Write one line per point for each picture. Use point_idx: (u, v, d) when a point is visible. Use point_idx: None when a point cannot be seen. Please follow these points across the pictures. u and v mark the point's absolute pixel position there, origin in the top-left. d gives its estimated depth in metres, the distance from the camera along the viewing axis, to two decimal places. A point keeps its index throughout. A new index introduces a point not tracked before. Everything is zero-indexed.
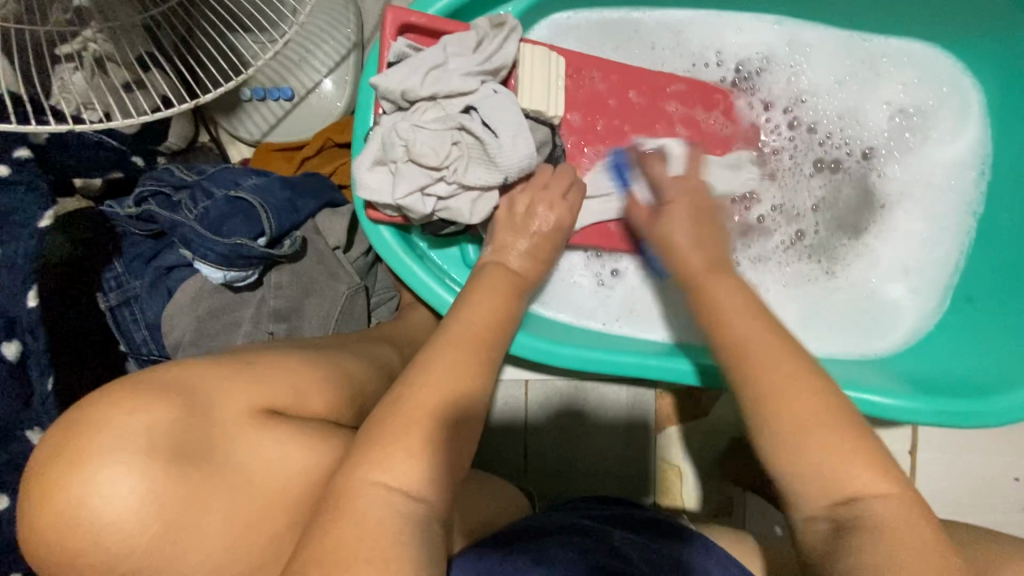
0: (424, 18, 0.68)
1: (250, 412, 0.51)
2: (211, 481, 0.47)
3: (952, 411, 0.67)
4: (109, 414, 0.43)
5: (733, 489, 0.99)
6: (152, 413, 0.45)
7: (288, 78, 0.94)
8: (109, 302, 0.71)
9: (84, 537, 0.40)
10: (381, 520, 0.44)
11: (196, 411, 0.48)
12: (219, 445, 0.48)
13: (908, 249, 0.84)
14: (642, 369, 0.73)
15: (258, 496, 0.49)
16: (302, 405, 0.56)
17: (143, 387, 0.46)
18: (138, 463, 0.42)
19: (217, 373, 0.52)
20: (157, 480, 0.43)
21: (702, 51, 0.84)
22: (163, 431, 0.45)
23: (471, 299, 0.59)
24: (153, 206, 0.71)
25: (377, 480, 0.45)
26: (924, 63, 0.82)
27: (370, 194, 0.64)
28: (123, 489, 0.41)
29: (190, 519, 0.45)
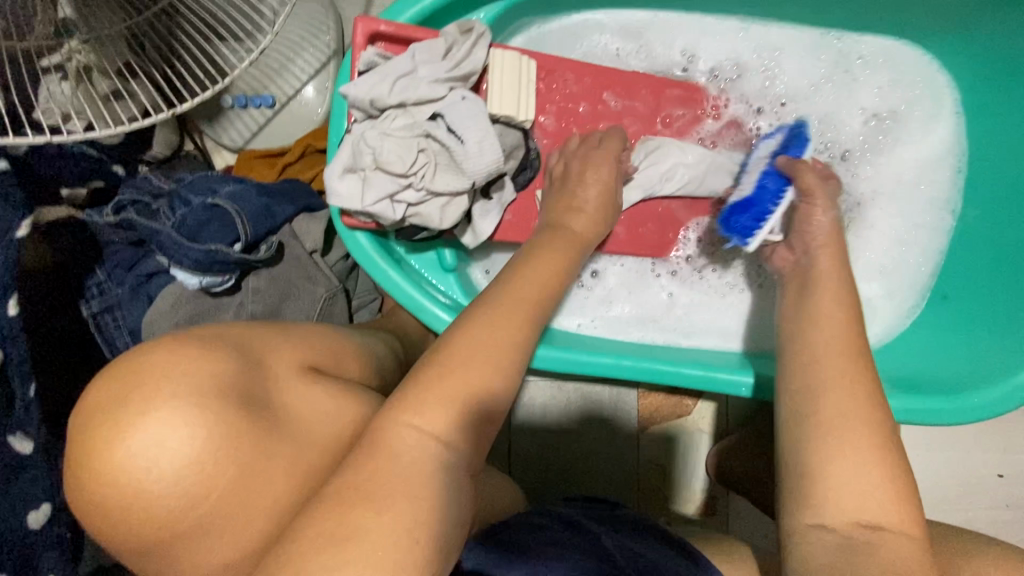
0: (393, 26, 0.69)
1: (297, 370, 0.52)
2: (272, 435, 0.47)
3: (926, 409, 0.68)
4: (163, 361, 0.44)
5: (716, 489, 1.00)
6: (209, 362, 0.45)
7: (269, 84, 0.95)
8: (91, 310, 0.75)
9: (154, 480, 0.41)
10: (414, 464, 0.44)
11: (250, 362, 0.49)
12: (278, 398, 0.49)
13: (885, 249, 0.83)
14: (620, 370, 0.74)
15: (311, 452, 0.49)
16: (339, 366, 0.59)
17: (198, 340, 0.47)
18: (206, 409, 0.43)
19: (260, 334, 0.53)
20: (223, 427, 0.44)
21: (678, 52, 0.84)
22: (226, 381, 0.46)
23: (517, 276, 0.60)
24: (130, 214, 0.72)
25: (408, 425, 0.46)
26: (898, 62, 0.83)
27: (342, 202, 0.65)
28: (189, 436, 0.42)
29: (254, 469, 0.45)
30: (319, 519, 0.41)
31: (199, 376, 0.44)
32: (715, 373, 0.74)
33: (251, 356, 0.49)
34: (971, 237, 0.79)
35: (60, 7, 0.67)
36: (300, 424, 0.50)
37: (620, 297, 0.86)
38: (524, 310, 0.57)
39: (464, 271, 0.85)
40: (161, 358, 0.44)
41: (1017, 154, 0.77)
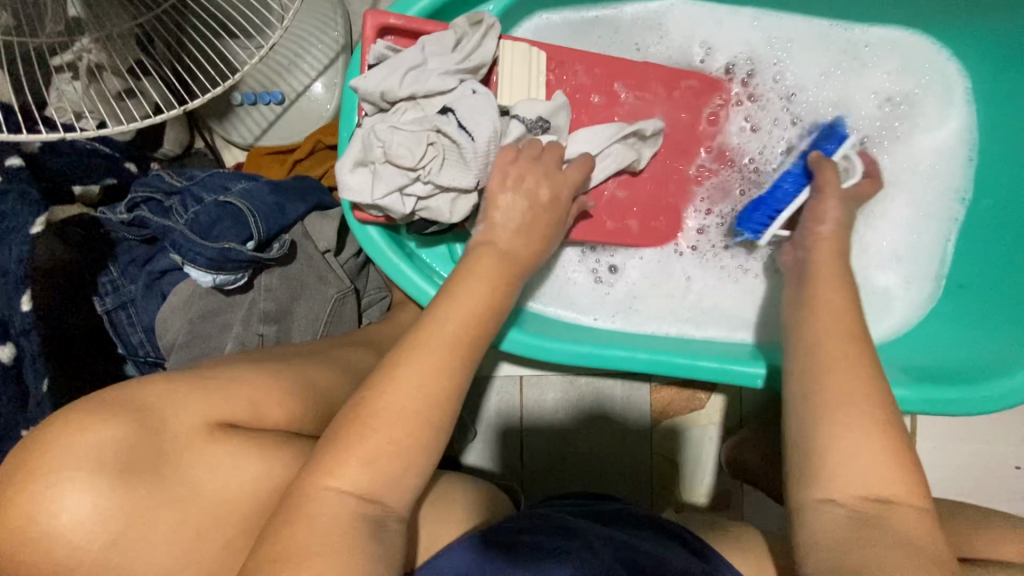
0: (402, 19, 0.69)
1: (205, 428, 0.54)
2: (162, 496, 0.50)
3: (942, 398, 0.67)
4: (67, 433, 0.48)
5: (731, 483, 0.99)
6: (109, 428, 0.49)
7: (278, 81, 0.95)
8: (105, 306, 0.73)
9: (37, 544, 0.45)
10: (332, 520, 0.47)
11: (148, 426, 0.51)
12: (177, 457, 0.52)
13: (900, 238, 0.82)
14: (634, 363, 0.73)
15: (213, 508, 0.52)
16: (260, 417, 0.59)
17: (100, 409, 0.50)
18: (81, 484, 0.46)
19: (174, 388, 0.55)
20: (102, 500, 0.47)
21: (687, 41, 0.84)
22: (112, 452, 0.48)
23: (464, 282, 0.61)
24: (144, 212, 0.73)
25: (329, 487, 0.48)
26: (913, 49, 0.81)
27: (352, 195, 0.65)
28: (72, 507, 0.46)
29: (136, 534, 0.49)
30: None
31: (97, 445, 0.48)
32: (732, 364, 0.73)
33: (151, 417, 0.52)
34: (989, 225, 0.78)
35: (69, 6, 0.68)
36: (198, 486, 0.52)
37: (638, 289, 0.85)
38: (489, 317, 0.60)
39: None
40: (64, 432, 0.48)
41: None
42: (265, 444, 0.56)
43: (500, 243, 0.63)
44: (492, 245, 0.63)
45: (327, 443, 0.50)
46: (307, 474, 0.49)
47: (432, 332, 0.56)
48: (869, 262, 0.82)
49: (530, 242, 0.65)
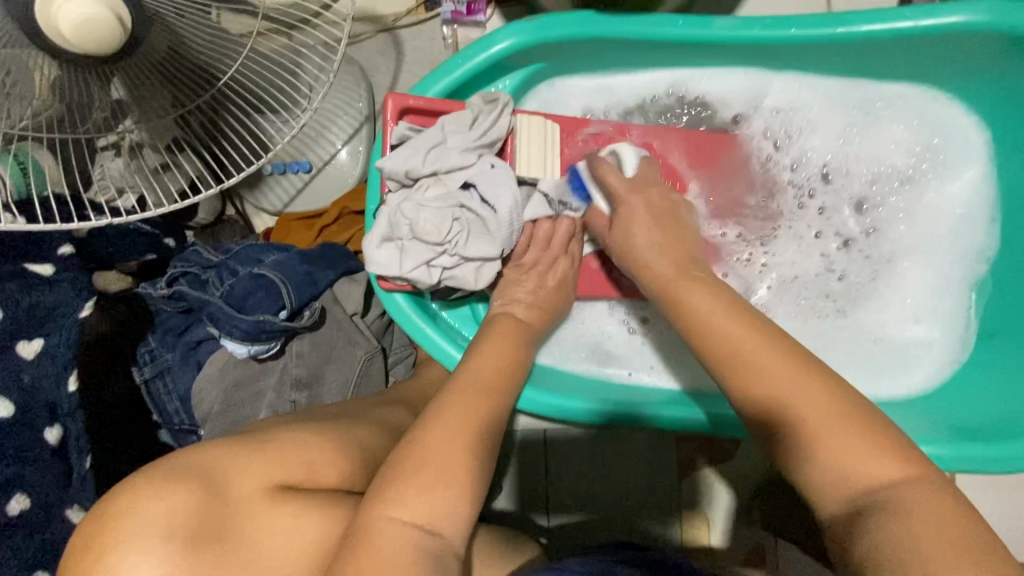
0: (421, 100, 0.72)
1: (263, 491, 0.55)
2: (221, 560, 0.52)
3: (983, 458, 0.66)
4: (131, 501, 0.51)
5: (765, 537, 0.97)
6: (175, 496, 0.51)
7: (306, 151, 1.00)
8: (144, 376, 0.76)
9: None
10: (400, 550, 0.47)
11: (210, 490, 0.53)
12: (237, 522, 0.53)
13: (924, 296, 0.83)
14: (660, 420, 0.74)
15: (268, 572, 0.53)
16: (313, 478, 0.59)
17: (168, 475, 0.53)
18: (154, 547, 0.49)
19: (229, 451, 0.56)
20: (172, 564, 0.49)
21: (694, 102, 0.86)
22: (180, 515, 0.51)
23: (482, 349, 0.66)
24: (183, 286, 0.75)
25: (394, 517, 0.49)
26: (924, 106, 0.83)
27: (379, 269, 0.67)
28: (143, 571, 0.49)
29: None
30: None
31: (164, 513, 0.50)
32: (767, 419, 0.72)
33: (216, 483, 0.54)
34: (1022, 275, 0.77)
35: (113, 89, 0.64)
36: (256, 547, 0.54)
37: (668, 344, 0.85)
38: (506, 377, 0.65)
39: None
40: (142, 493, 0.51)
41: None
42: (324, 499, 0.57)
43: (519, 311, 0.72)
44: (512, 315, 0.72)
45: (376, 488, 0.51)
46: (369, 509, 0.50)
47: (465, 383, 0.61)
48: (889, 321, 0.83)
49: (543, 318, 0.73)
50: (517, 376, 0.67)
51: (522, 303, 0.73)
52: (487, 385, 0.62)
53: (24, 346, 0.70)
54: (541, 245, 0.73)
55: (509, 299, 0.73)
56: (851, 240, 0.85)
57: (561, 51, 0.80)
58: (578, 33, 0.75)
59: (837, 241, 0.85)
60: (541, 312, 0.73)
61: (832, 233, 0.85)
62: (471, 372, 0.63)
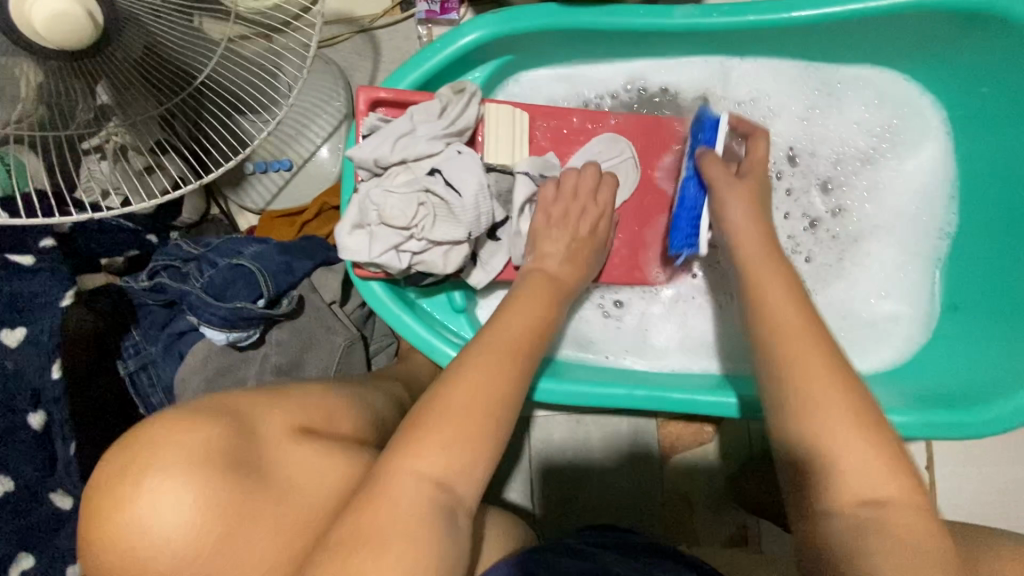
0: (391, 92, 0.75)
1: (288, 432, 0.57)
2: (257, 490, 0.52)
3: (945, 423, 0.68)
4: (164, 431, 0.50)
5: (746, 518, 1.00)
6: (205, 428, 0.51)
7: (286, 149, 1.02)
8: (128, 368, 0.77)
9: (146, 541, 0.47)
10: (415, 504, 0.48)
11: (237, 427, 0.54)
12: (268, 457, 0.54)
13: (889, 273, 0.85)
14: (664, 402, 0.76)
15: (299, 510, 0.54)
16: (330, 425, 0.62)
17: (195, 413, 0.52)
18: (190, 478, 0.49)
19: (254, 397, 0.58)
20: (210, 497, 0.49)
21: (659, 89, 0.89)
22: (214, 448, 0.51)
23: (516, 306, 0.65)
24: (164, 278, 0.78)
25: (414, 471, 0.49)
26: (882, 87, 0.85)
27: (351, 255, 0.69)
28: (179, 504, 0.48)
29: (239, 530, 0.50)
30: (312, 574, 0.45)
31: (198, 443, 0.50)
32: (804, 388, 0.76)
33: (244, 422, 0.54)
34: (992, 248, 0.79)
35: (98, 93, 0.66)
36: (288, 484, 0.54)
37: (649, 324, 0.89)
38: (536, 339, 0.64)
39: (475, 311, 0.88)
40: (169, 428, 0.51)
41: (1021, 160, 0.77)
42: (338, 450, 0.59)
43: (551, 266, 0.71)
44: (544, 270, 0.71)
45: (397, 443, 0.51)
46: (390, 458, 0.50)
47: (500, 338, 0.61)
48: (858, 298, 0.85)
49: (577, 274, 0.73)
50: (547, 337, 0.66)
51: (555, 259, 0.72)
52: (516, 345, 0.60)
53: (9, 333, 0.72)
54: (569, 195, 0.75)
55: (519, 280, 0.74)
56: (816, 219, 0.87)
57: (527, 44, 0.82)
58: (542, 24, 0.78)
59: (804, 222, 0.87)
60: (574, 267, 0.73)
61: (799, 213, 0.87)
62: (498, 330, 0.62)
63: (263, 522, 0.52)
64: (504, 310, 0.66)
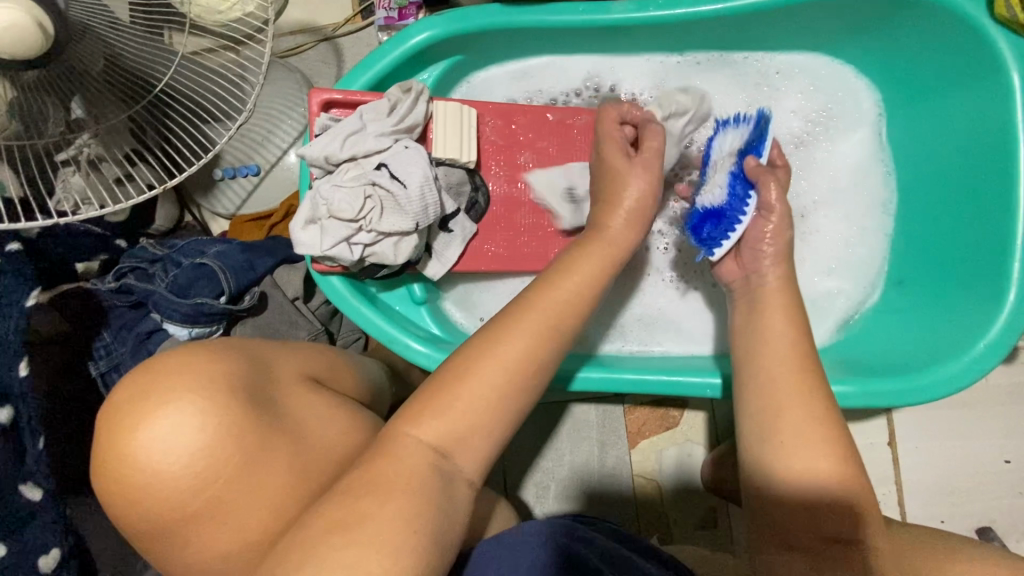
0: (342, 93, 0.78)
1: (298, 379, 0.63)
2: (267, 425, 0.55)
3: (883, 392, 0.71)
4: (189, 360, 0.55)
5: (716, 501, 1.04)
6: (227, 360, 0.57)
7: (253, 155, 1.05)
8: (99, 369, 0.80)
9: (158, 462, 0.50)
10: (413, 467, 0.51)
11: (249, 368, 0.58)
12: (277, 399, 0.58)
13: (836, 250, 0.87)
14: (648, 388, 0.79)
15: (302, 449, 0.57)
16: (332, 382, 0.68)
17: (209, 351, 0.57)
18: (201, 406, 0.52)
19: (270, 346, 0.64)
20: (221, 423, 0.52)
21: (607, 83, 0.92)
22: (229, 380, 0.55)
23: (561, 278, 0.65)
24: (130, 279, 0.81)
25: (415, 435, 0.53)
26: (821, 72, 0.88)
27: (306, 250, 0.72)
28: (191, 426, 0.51)
29: (249, 459, 0.53)
30: (330, 508, 0.48)
31: (209, 374, 0.54)
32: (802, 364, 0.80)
33: (255, 360, 0.60)
34: (933, 225, 0.81)
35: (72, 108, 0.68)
36: (293, 425, 0.58)
37: (606, 313, 0.92)
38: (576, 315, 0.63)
39: (435, 303, 0.91)
40: (180, 361, 0.54)
41: (956, 135, 0.79)
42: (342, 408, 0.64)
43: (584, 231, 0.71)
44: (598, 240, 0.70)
45: (408, 407, 0.55)
46: (396, 426, 0.53)
47: (534, 310, 0.61)
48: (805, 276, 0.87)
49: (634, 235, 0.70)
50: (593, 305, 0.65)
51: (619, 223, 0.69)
52: (563, 306, 0.62)
53: None
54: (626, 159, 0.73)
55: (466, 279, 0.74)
56: None
57: (475, 44, 0.86)
58: (486, 24, 0.81)
59: None
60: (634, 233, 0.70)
61: None
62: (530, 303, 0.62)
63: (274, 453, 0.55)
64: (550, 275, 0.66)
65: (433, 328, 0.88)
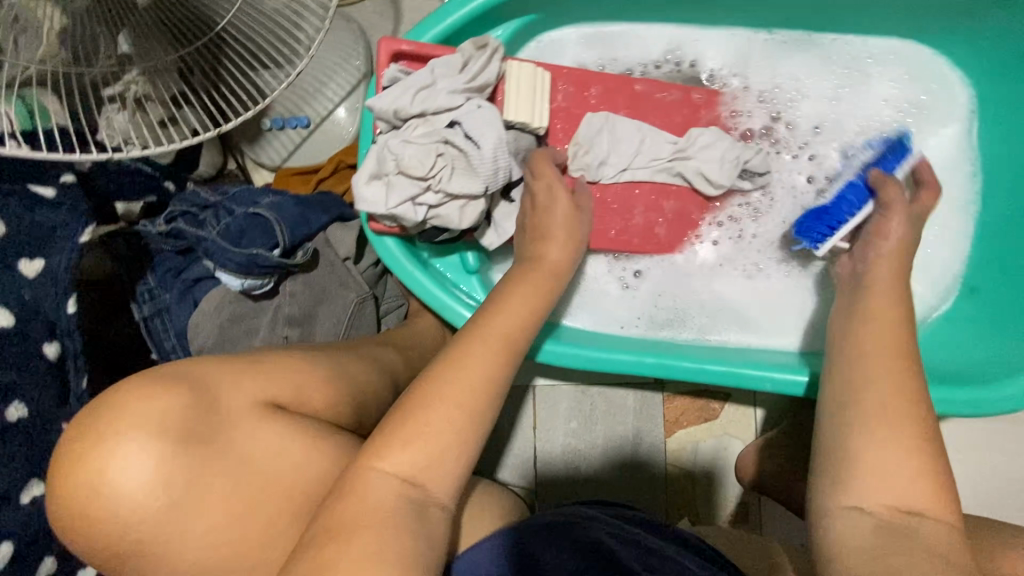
0: (413, 45, 0.74)
1: (254, 405, 0.57)
2: (209, 465, 0.53)
3: (957, 400, 0.68)
4: (131, 399, 0.52)
5: (750, 497, 1.02)
6: (170, 398, 0.53)
7: (304, 106, 1.02)
8: (143, 313, 0.78)
9: (100, 501, 0.50)
10: (379, 504, 0.50)
11: (199, 401, 0.55)
12: (225, 434, 0.55)
13: (908, 252, 0.84)
14: (691, 373, 0.75)
15: (254, 485, 0.55)
16: (302, 400, 0.61)
17: (156, 382, 0.54)
18: (144, 448, 0.51)
19: (230, 368, 0.58)
20: (159, 467, 0.51)
21: (685, 57, 0.87)
22: (172, 419, 0.53)
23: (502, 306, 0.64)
24: (181, 223, 0.78)
25: (378, 470, 0.52)
26: (911, 61, 0.84)
27: (368, 206, 0.69)
28: (133, 469, 0.50)
29: (186, 502, 0.52)
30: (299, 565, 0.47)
31: (151, 414, 0.52)
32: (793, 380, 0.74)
33: (205, 394, 0.55)
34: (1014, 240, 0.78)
35: (120, 42, 0.64)
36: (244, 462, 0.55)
37: (665, 288, 0.88)
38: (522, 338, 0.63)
39: (488, 273, 0.87)
40: (131, 396, 0.53)
41: None
42: (308, 430, 0.58)
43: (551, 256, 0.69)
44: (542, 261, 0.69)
45: (373, 438, 0.54)
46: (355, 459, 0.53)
47: (475, 336, 0.60)
48: None
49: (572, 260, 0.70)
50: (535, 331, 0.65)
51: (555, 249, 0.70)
52: (504, 340, 0.61)
53: (26, 264, 0.64)
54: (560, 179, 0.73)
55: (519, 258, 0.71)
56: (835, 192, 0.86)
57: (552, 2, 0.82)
58: None
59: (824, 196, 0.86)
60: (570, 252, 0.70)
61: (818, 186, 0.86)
62: (477, 330, 0.61)
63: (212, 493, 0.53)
64: (495, 304, 0.65)
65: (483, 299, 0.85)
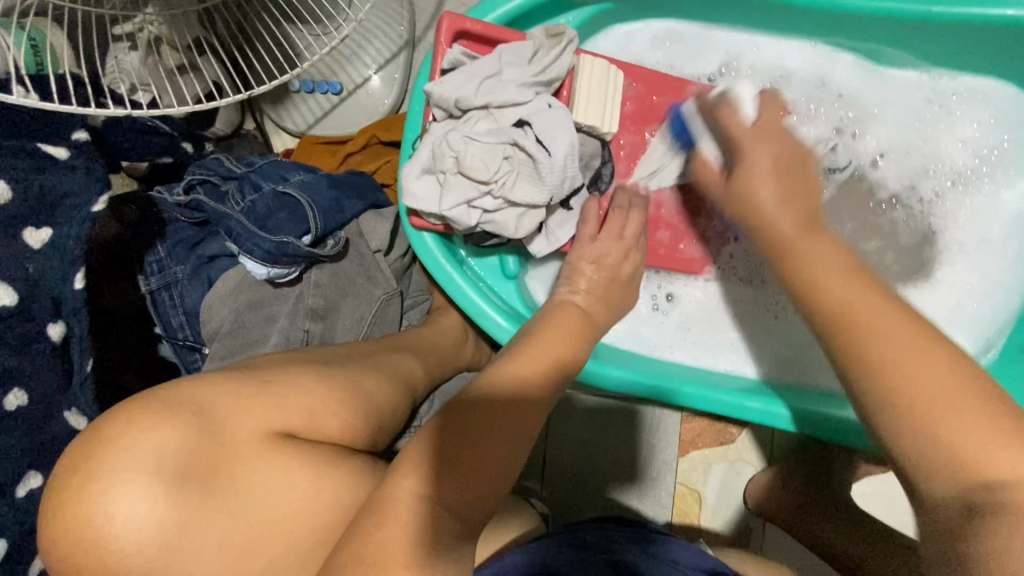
0: (480, 25, 0.67)
1: (265, 434, 0.50)
2: (216, 502, 0.46)
3: None
4: (121, 433, 0.45)
5: (753, 521, 0.97)
6: (164, 431, 0.46)
7: (338, 71, 0.93)
8: (150, 286, 0.71)
9: (89, 553, 0.43)
10: (420, 534, 0.44)
11: (207, 429, 0.48)
12: (232, 467, 0.48)
13: (957, 302, 0.81)
14: (723, 406, 0.72)
15: (262, 520, 0.48)
16: (314, 427, 0.54)
17: (154, 409, 0.47)
18: (142, 489, 0.44)
19: (234, 393, 0.50)
20: (159, 509, 0.44)
21: (759, 70, 0.82)
22: (170, 457, 0.45)
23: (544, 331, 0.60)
24: (201, 195, 0.71)
25: (419, 500, 0.46)
26: (996, 104, 0.79)
27: (418, 203, 0.63)
28: (127, 513, 0.43)
29: (183, 546, 0.45)
30: None
31: (153, 448, 0.45)
32: (827, 416, 0.71)
33: (210, 419, 0.48)
34: None
35: None
36: (252, 495, 0.48)
37: (695, 324, 0.83)
38: (561, 371, 0.59)
39: (526, 280, 0.82)
40: (126, 430, 0.45)
41: None
42: (320, 461, 0.51)
43: (580, 299, 0.65)
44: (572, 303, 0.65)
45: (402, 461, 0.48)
46: (391, 493, 0.47)
47: (521, 361, 0.57)
48: None
49: (604, 305, 0.66)
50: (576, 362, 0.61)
51: (583, 288, 0.66)
52: (532, 374, 0.56)
53: (33, 233, 0.62)
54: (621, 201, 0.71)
55: (574, 283, 0.66)
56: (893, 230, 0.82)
57: None
58: None
59: (884, 233, 0.82)
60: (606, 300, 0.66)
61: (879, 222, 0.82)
62: (524, 354, 0.57)
63: (215, 527, 0.46)
64: (542, 328, 0.61)
65: (519, 308, 0.79)
